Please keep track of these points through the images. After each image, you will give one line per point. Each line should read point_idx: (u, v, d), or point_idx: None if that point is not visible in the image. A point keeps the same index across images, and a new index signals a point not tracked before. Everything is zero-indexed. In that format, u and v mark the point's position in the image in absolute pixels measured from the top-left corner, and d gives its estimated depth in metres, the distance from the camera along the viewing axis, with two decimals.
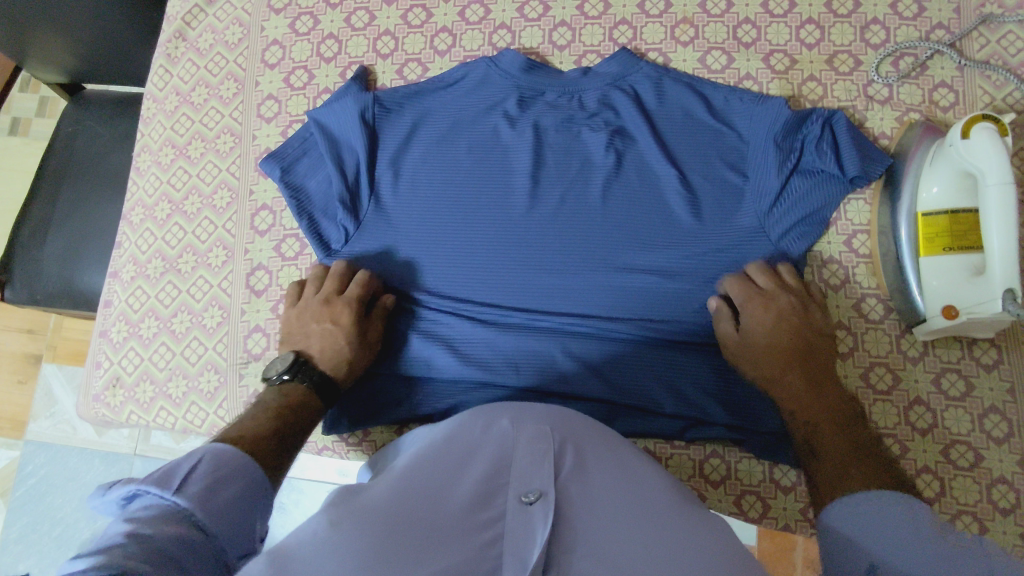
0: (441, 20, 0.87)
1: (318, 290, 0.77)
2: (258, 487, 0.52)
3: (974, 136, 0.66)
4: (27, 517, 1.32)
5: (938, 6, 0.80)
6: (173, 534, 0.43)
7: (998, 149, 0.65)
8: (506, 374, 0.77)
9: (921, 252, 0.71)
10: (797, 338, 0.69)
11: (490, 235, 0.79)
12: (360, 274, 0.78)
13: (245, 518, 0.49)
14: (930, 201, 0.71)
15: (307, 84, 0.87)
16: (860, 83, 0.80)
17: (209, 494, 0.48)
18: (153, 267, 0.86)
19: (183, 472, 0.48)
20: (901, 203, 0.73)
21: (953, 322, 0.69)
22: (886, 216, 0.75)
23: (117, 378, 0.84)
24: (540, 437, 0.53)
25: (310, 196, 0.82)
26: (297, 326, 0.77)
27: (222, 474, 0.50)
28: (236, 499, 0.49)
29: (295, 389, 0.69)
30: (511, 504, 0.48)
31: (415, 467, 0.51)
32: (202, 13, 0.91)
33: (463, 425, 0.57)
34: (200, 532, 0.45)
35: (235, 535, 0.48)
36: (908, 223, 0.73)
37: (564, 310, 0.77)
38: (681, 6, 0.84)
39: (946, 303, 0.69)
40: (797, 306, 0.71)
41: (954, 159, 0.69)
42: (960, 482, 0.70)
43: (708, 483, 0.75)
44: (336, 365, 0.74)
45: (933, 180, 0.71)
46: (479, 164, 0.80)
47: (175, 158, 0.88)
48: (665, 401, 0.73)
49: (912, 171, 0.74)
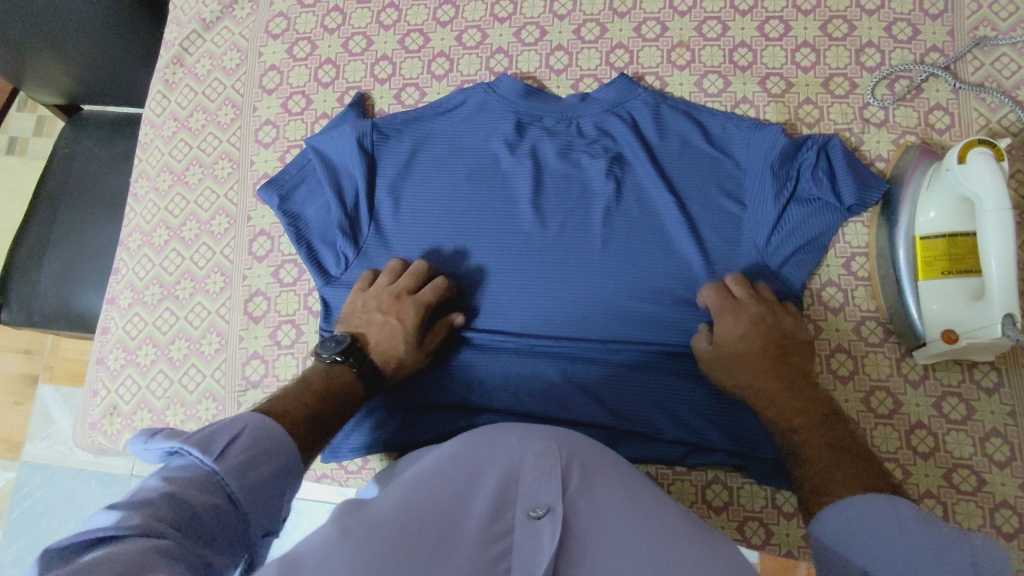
0: (438, 45, 0.87)
1: (392, 283, 0.76)
2: (292, 465, 0.52)
3: (970, 160, 0.67)
4: (22, 539, 1.30)
5: (932, 29, 0.81)
6: (208, 502, 0.45)
7: (996, 175, 0.65)
8: (506, 399, 0.77)
9: (919, 276, 0.71)
10: (773, 346, 0.69)
11: (490, 262, 0.79)
12: (439, 280, 0.76)
13: (276, 498, 0.50)
14: (927, 225, 0.71)
15: (304, 109, 0.87)
16: (856, 106, 0.80)
17: (247, 467, 0.48)
18: (151, 294, 0.85)
19: (226, 441, 0.48)
20: (899, 226, 0.73)
21: (952, 347, 0.69)
22: (885, 239, 0.75)
23: (114, 406, 0.83)
24: (547, 452, 0.53)
25: (309, 223, 0.82)
26: (361, 310, 0.75)
27: (262, 448, 0.50)
28: (271, 478, 0.49)
29: (342, 373, 0.68)
30: (518, 520, 0.49)
31: (422, 480, 0.51)
32: (200, 39, 0.92)
33: (470, 440, 0.56)
34: (230, 503, 0.46)
35: (262, 514, 0.48)
36: (907, 247, 0.72)
37: (565, 335, 0.77)
38: (677, 30, 0.84)
39: (946, 327, 0.69)
40: (770, 311, 0.71)
41: (951, 184, 0.69)
42: (963, 507, 0.70)
43: (711, 509, 0.75)
44: (386, 359, 0.73)
45: (930, 204, 0.71)
46: (478, 190, 0.81)
47: (173, 184, 0.88)
48: (665, 427, 0.73)
49: (909, 195, 0.73)
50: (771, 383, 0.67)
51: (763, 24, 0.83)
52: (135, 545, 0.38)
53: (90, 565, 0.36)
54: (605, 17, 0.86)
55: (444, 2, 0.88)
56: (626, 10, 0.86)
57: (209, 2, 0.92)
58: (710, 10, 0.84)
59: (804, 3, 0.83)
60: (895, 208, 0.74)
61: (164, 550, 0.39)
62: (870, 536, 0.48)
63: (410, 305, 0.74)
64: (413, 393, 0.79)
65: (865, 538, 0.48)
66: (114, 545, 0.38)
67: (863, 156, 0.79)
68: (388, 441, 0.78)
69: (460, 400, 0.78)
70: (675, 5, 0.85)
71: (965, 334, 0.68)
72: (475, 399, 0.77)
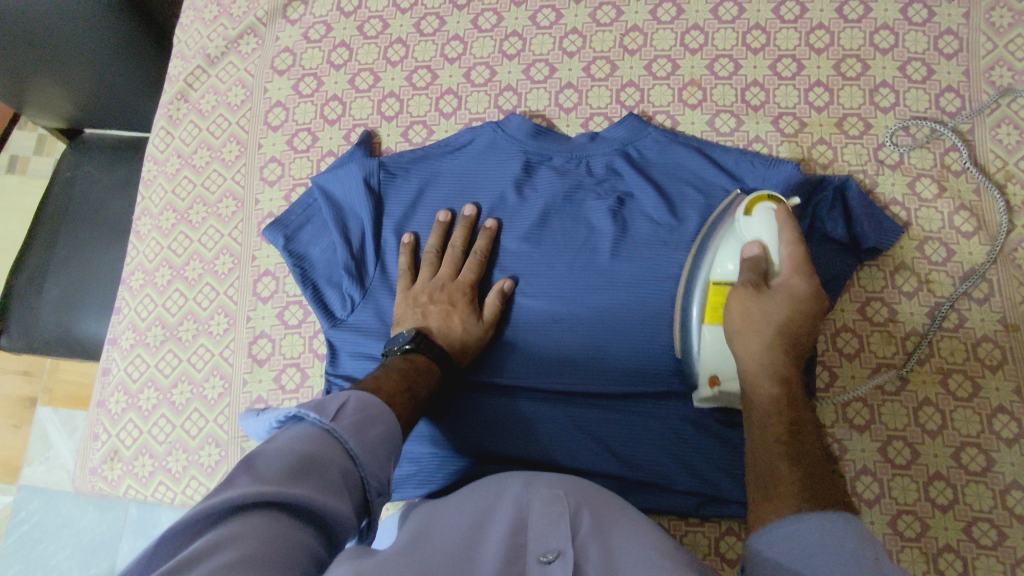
0: (446, 82, 0.86)
1: (433, 275, 0.78)
2: (395, 433, 0.60)
3: (755, 214, 0.67)
4: (18, 565, 1.28)
5: (946, 68, 0.80)
6: (328, 455, 0.53)
7: (787, 236, 0.65)
8: (516, 447, 0.75)
9: (706, 319, 0.69)
10: (788, 324, 0.61)
11: (516, 314, 0.78)
12: (476, 258, 0.78)
13: (386, 457, 0.58)
14: (722, 275, 0.68)
15: (310, 147, 0.86)
16: (871, 147, 0.79)
17: (359, 429, 0.57)
18: (153, 335, 0.84)
19: (336, 407, 0.57)
20: (699, 270, 0.70)
21: (716, 391, 0.69)
22: (694, 270, 0.71)
23: (115, 451, 0.82)
24: (556, 501, 0.53)
25: (314, 264, 0.81)
26: (410, 307, 0.76)
27: (367, 415, 0.58)
28: (380, 440, 0.58)
29: (417, 357, 0.71)
30: (529, 564, 0.47)
31: (429, 537, 0.50)
32: (205, 74, 0.91)
33: (476, 495, 0.56)
34: (352, 458, 0.54)
35: (377, 472, 0.56)
36: (701, 291, 0.70)
37: (575, 384, 0.75)
38: (688, 68, 0.83)
39: (712, 372, 0.69)
40: (812, 294, 0.62)
41: (738, 236, 0.68)
42: (984, 562, 0.68)
43: (725, 562, 0.73)
44: (450, 341, 0.74)
45: (728, 257, 0.68)
46: (559, 230, 0.78)
47: (177, 223, 0.87)
48: (679, 478, 0.72)
49: (716, 242, 0.70)
50: (778, 369, 0.60)
51: (775, 63, 0.82)
52: (238, 534, 0.44)
53: (196, 553, 0.42)
54: (615, 55, 0.85)
55: (452, 39, 0.87)
56: (637, 47, 0.85)
57: (214, 38, 0.91)
58: (721, 48, 0.83)
59: (817, 42, 0.82)
60: (700, 259, 0.71)
61: (269, 540, 0.44)
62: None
63: (460, 288, 0.77)
64: (420, 440, 0.77)
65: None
66: (226, 526, 0.45)
67: (878, 198, 0.78)
68: (396, 488, 0.77)
69: (468, 449, 0.76)
70: (686, 43, 0.84)
71: (726, 380, 0.68)
72: (483, 448, 0.75)
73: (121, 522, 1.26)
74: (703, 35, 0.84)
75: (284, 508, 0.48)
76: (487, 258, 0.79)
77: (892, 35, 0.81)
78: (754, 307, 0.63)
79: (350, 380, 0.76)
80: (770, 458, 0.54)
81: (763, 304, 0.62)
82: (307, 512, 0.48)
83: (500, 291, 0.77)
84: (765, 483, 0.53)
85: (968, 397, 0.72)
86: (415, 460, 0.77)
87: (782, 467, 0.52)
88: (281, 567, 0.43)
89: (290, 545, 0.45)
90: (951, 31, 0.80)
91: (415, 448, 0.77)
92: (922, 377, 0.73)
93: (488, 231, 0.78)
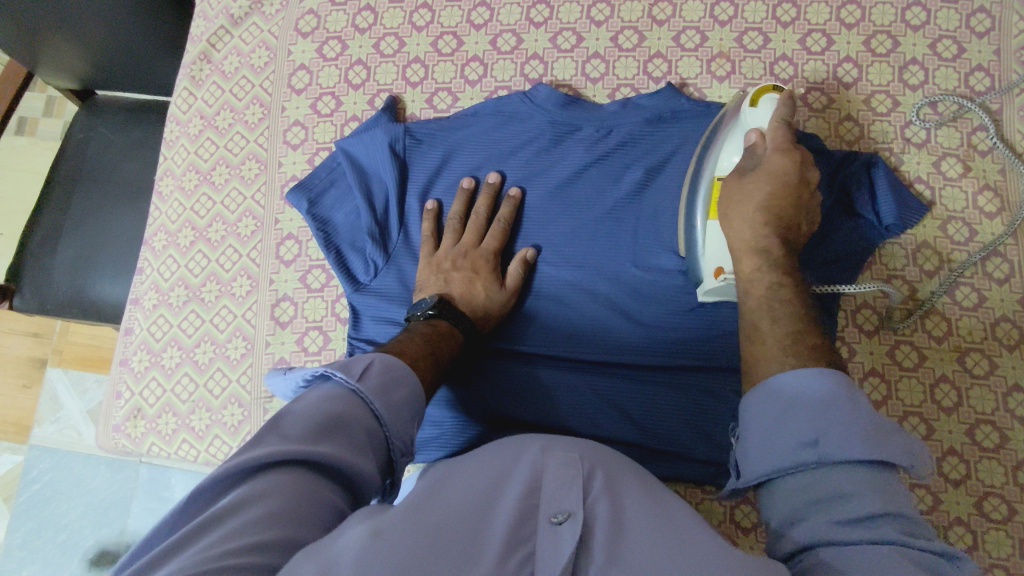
0: (472, 49, 0.86)
1: (457, 243, 0.78)
2: (419, 394, 0.61)
3: (760, 104, 0.66)
4: (32, 522, 1.30)
5: (978, 47, 0.79)
6: (353, 415, 0.53)
7: (782, 116, 0.64)
8: (536, 415, 0.76)
9: (710, 214, 0.68)
10: (769, 201, 0.62)
11: (539, 283, 0.78)
12: (499, 225, 0.78)
13: (410, 419, 0.58)
14: (726, 168, 0.68)
15: (334, 111, 0.86)
16: (898, 125, 0.79)
17: (385, 390, 0.57)
18: (176, 295, 0.85)
19: (362, 368, 0.58)
20: (704, 172, 0.70)
21: (721, 281, 0.67)
22: (699, 171, 0.72)
23: (139, 409, 0.83)
24: (570, 462, 0.52)
25: (337, 228, 0.81)
26: (434, 272, 0.77)
27: (393, 376, 0.59)
28: (405, 401, 0.58)
29: (441, 323, 0.71)
30: (540, 526, 0.47)
31: (443, 492, 0.50)
32: (228, 35, 0.90)
33: (492, 452, 0.56)
34: (375, 418, 0.55)
35: (401, 432, 0.57)
36: (707, 187, 0.69)
37: (595, 354, 0.76)
38: (717, 40, 0.83)
39: (717, 264, 0.67)
40: (794, 168, 0.63)
41: (741, 126, 0.67)
42: (994, 536, 0.69)
43: (741, 529, 0.74)
44: (473, 307, 0.75)
45: (731, 150, 0.68)
46: (585, 201, 0.78)
47: (199, 184, 0.87)
48: (697, 447, 0.73)
49: (718, 143, 0.70)
50: (763, 245, 0.62)
51: (806, 37, 0.81)
52: (266, 490, 0.45)
53: (225, 510, 0.43)
54: (644, 25, 0.84)
55: (479, 5, 0.86)
56: (665, 18, 0.84)
57: None
58: (751, 21, 0.82)
59: (848, 17, 0.81)
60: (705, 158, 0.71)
61: (296, 498, 0.46)
62: (835, 496, 0.44)
63: (483, 255, 0.77)
64: (442, 405, 0.78)
65: (823, 504, 0.44)
66: (252, 485, 0.46)
67: (903, 177, 0.78)
68: (418, 452, 0.78)
69: (489, 414, 0.77)
70: (716, 14, 0.83)
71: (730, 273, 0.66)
72: (504, 413, 0.76)
73: (132, 482, 1.27)
74: (733, 7, 0.83)
75: (308, 466, 0.49)
76: (510, 227, 0.79)
77: (924, 12, 0.80)
78: (738, 187, 0.64)
79: (372, 344, 0.77)
80: (761, 324, 0.57)
81: (744, 185, 0.64)
82: (331, 470, 0.50)
83: (523, 260, 0.77)
84: (757, 349, 0.56)
85: (984, 375, 0.73)
86: (436, 424, 0.78)
87: (770, 339, 0.55)
88: (306, 525, 0.45)
89: (312, 503, 0.46)
90: (984, 9, 0.80)
91: (437, 412, 0.78)
92: (940, 354, 0.74)
93: (512, 200, 0.78)
